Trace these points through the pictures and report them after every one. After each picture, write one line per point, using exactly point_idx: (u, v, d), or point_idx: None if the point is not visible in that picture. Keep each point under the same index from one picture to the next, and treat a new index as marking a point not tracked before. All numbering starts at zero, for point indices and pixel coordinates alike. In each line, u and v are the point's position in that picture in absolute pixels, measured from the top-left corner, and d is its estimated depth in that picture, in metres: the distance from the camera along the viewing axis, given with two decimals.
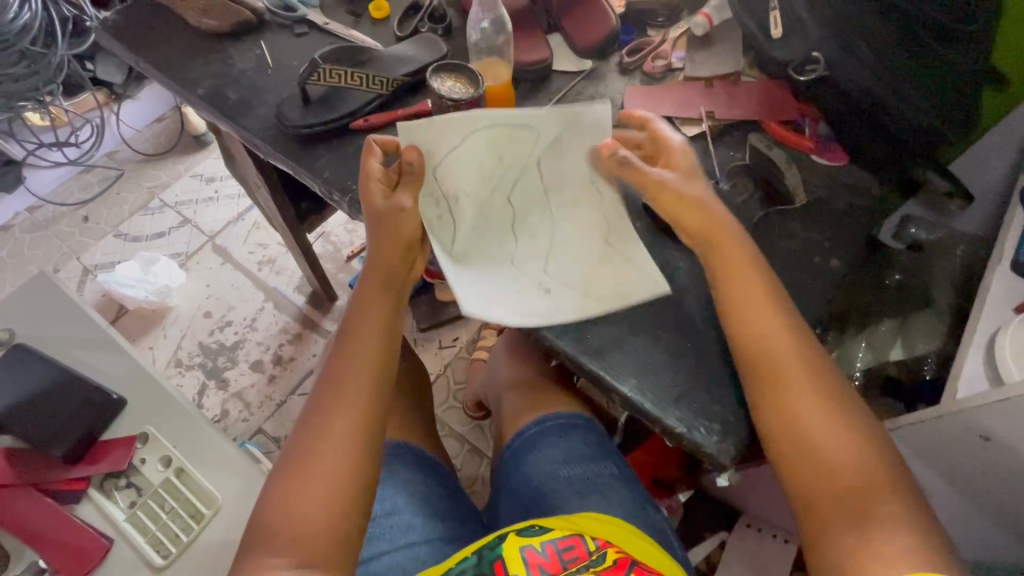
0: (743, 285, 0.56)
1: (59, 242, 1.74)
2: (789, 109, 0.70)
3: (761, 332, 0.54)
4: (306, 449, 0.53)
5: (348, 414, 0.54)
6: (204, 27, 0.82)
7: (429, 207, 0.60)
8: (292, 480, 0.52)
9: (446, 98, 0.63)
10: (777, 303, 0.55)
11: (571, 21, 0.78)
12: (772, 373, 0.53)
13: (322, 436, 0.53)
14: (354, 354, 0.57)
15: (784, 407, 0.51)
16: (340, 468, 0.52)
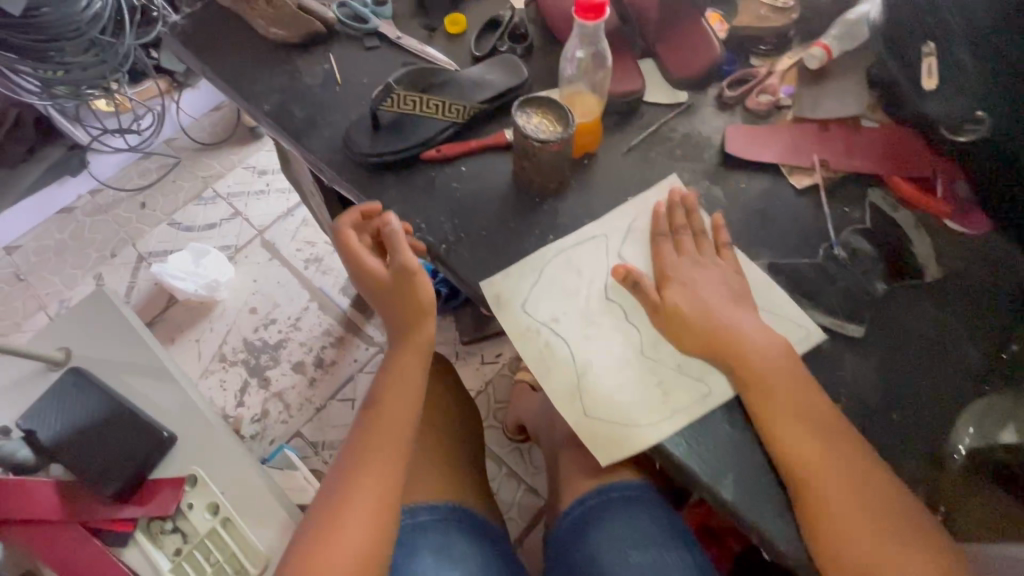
0: (769, 403, 0.50)
1: (117, 227, 1.78)
2: (920, 163, 0.61)
3: (795, 445, 0.48)
4: (337, 500, 0.58)
5: (383, 472, 0.60)
6: (273, 37, 0.78)
7: (529, 341, 0.56)
8: (316, 531, 0.56)
9: (533, 138, 0.57)
10: (807, 412, 0.49)
11: (668, 47, 0.70)
12: (811, 489, 0.47)
13: (353, 490, 0.58)
14: (390, 417, 0.62)
15: (850, 539, 0.46)
16: (366, 514, 0.57)
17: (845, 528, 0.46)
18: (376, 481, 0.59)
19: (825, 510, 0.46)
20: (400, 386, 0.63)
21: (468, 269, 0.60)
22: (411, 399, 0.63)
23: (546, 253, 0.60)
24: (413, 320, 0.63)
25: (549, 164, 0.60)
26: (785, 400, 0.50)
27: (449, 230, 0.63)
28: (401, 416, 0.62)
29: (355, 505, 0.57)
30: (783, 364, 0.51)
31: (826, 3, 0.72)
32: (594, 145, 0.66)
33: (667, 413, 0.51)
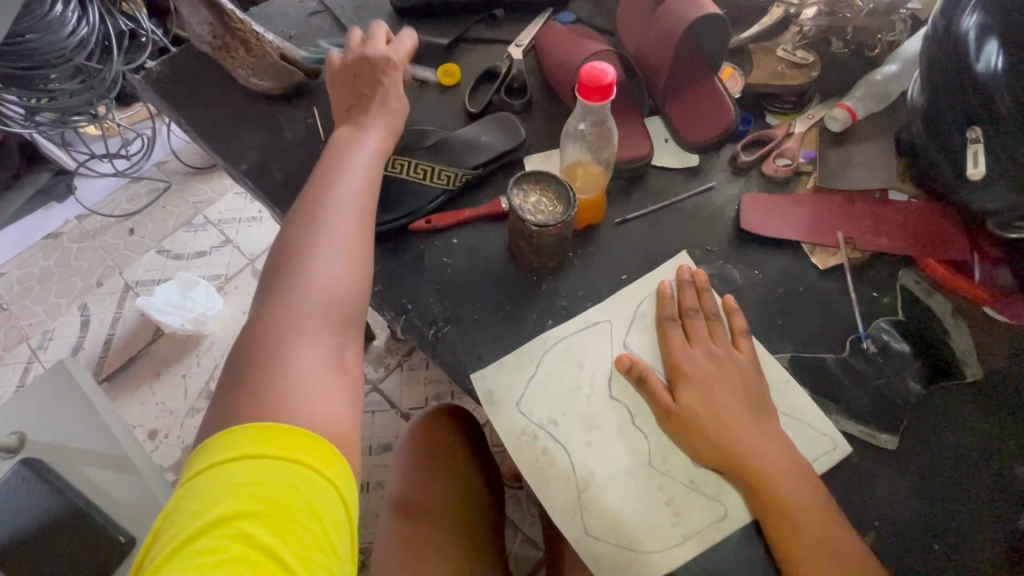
0: (791, 528, 0.43)
1: (103, 255, 1.72)
2: (956, 245, 0.56)
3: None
4: (309, 255, 0.50)
5: (345, 272, 0.51)
6: (254, 87, 0.73)
7: (525, 448, 0.50)
8: (275, 322, 0.48)
9: (529, 221, 0.51)
10: (835, 534, 0.43)
11: (678, 106, 0.65)
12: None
13: (319, 276, 0.50)
14: (353, 202, 0.54)
15: None
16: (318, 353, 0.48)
17: None
18: (346, 248, 0.51)
19: None
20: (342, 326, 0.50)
21: (457, 359, 0.55)
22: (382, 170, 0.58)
23: (543, 344, 0.54)
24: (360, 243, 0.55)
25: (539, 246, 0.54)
26: (807, 539, 0.43)
27: (437, 313, 0.57)
28: (365, 201, 0.55)
29: (324, 279, 0.50)
30: (808, 490, 0.44)
31: (849, 59, 0.66)
32: (599, 217, 0.61)
33: (676, 540, 0.46)
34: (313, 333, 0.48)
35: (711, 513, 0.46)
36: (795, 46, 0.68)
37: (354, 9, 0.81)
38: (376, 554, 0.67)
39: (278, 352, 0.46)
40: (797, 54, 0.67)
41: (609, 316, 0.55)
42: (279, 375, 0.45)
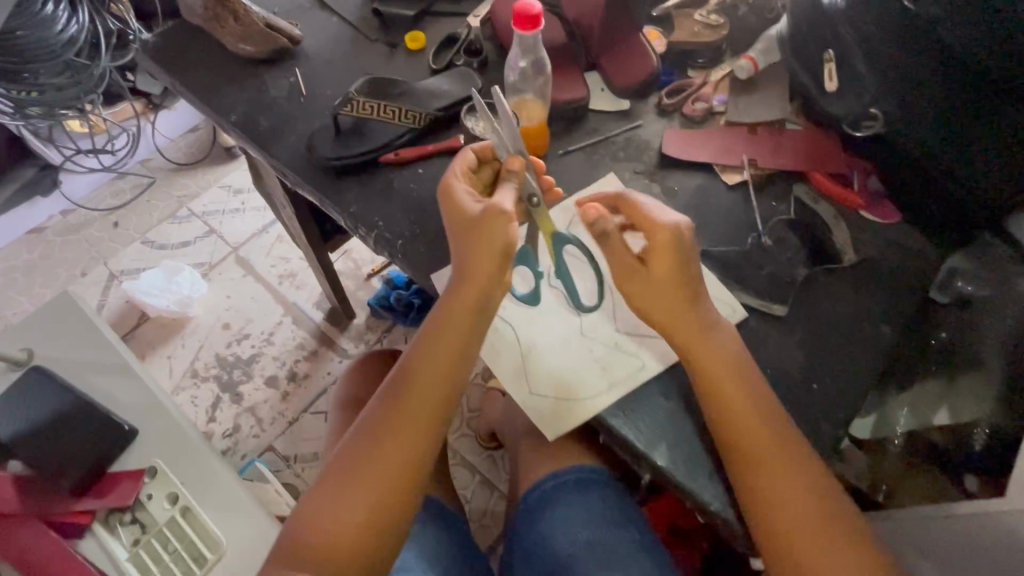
0: (714, 371, 0.52)
1: (88, 246, 1.76)
2: (838, 160, 0.67)
3: (737, 414, 0.51)
4: (401, 394, 0.55)
5: (432, 396, 0.55)
6: (241, 52, 0.82)
7: None
8: (374, 433, 0.54)
9: (480, 137, 0.62)
10: (744, 375, 0.53)
11: (611, 60, 0.76)
12: (742, 435, 0.51)
13: (397, 419, 0.54)
14: (433, 345, 0.55)
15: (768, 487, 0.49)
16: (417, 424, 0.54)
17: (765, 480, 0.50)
18: (420, 407, 0.54)
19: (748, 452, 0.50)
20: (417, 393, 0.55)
21: (423, 263, 0.64)
22: (475, 295, 0.54)
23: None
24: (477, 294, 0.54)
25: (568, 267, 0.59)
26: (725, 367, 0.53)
27: (405, 228, 0.66)
28: (442, 344, 0.55)
29: (410, 391, 0.55)
30: (731, 348, 0.54)
31: (753, 20, 0.78)
32: (544, 148, 0.71)
33: (601, 388, 0.55)
34: (406, 427, 0.54)
35: (633, 365, 0.57)
36: (710, 10, 0.80)
37: None
38: None
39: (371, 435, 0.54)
40: (711, 17, 0.79)
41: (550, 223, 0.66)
42: (375, 458, 0.53)
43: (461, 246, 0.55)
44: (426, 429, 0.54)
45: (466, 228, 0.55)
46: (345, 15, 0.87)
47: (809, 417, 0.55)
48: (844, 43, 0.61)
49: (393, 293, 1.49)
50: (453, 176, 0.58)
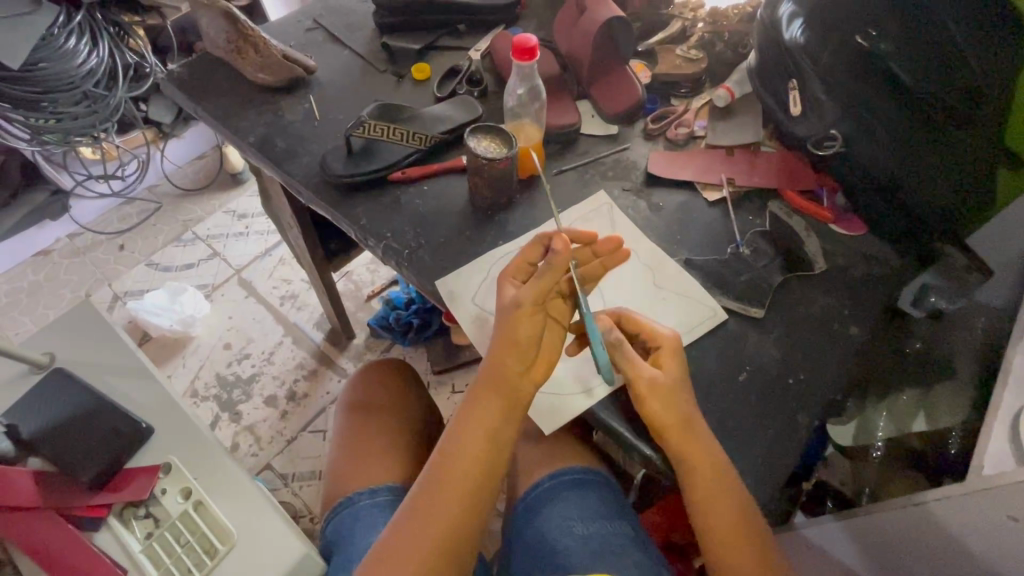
0: (683, 440, 0.54)
1: (93, 268, 1.79)
2: (807, 179, 0.74)
3: (698, 484, 0.53)
4: (443, 473, 0.57)
5: (471, 468, 0.57)
6: (260, 81, 0.88)
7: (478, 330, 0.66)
8: (418, 512, 0.57)
9: (482, 156, 0.68)
10: (708, 442, 0.54)
11: (600, 89, 0.83)
12: (688, 446, 0.54)
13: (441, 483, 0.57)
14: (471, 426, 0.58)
15: (712, 493, 0.54)
16: (464, 482, 0.57)
17: (709, 490, 0.53)
18: (461, 484, 0.57)
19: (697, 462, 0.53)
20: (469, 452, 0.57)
21: (428, 271, 0.69)
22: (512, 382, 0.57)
23: (496, 252, 0.70)
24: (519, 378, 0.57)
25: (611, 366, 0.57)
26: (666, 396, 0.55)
27: (411, 238, 0.72)
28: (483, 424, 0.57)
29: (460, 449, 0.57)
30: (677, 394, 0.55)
31: (728, 55, 0.87)
32: (539, 168, 0.77)
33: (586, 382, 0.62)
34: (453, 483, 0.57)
35: None
36: (690, 46, 0.88)
37: (343, 24, 0.98)
38: (338, 463, 0.79)
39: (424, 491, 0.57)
40: (691, 52, 0.87)
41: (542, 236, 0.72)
42: (422, 505, 0.56)
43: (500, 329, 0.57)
44: (464, 509, 0.56)
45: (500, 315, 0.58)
46: (355, 49, 0.95)
47: (786, 410, 0.60)
48: (803, 71, 0.66)
49: (393, 313, 1.53)
50: (504, 275, 0.61)
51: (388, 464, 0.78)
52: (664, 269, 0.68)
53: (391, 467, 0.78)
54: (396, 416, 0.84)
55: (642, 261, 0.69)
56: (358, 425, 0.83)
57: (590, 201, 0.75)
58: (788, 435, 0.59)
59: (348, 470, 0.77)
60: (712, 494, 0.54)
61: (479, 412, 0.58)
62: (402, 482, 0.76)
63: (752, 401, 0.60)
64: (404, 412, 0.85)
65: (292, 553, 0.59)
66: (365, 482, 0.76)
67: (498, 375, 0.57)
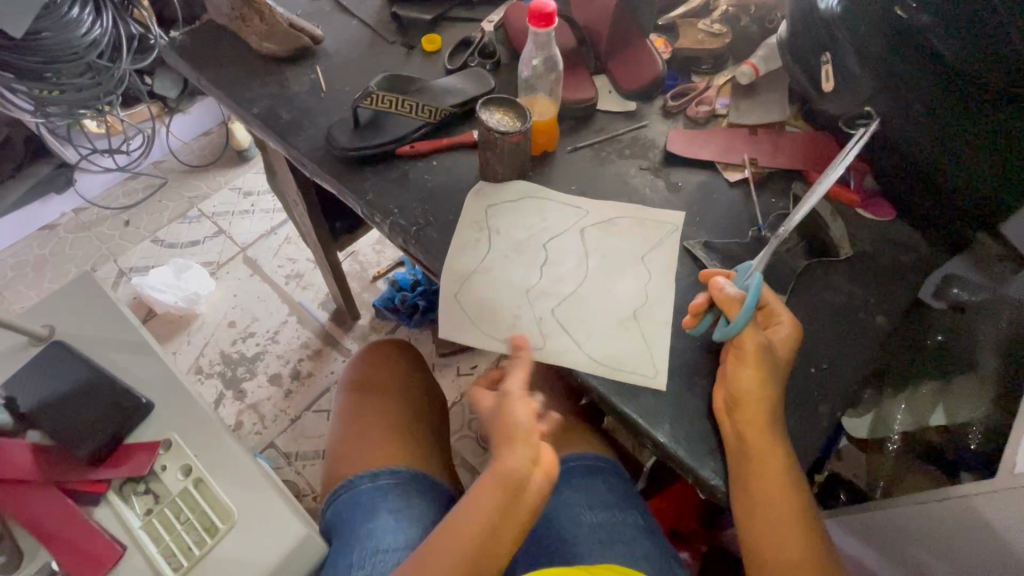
0: (752, 416, 0.52)
1: (98, 243, 1.77)
2: (835, 159, 0.71)
3: (759, 465, 0.51)
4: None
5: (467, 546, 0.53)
6: (264, 50, 0.85)
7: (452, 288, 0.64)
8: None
9: (494, 129, 0.65)
10: (770, 417, 0.53)
11: (618, 64, 0.80)
12: (751, 415, 0.52)
13: (437, 555, 0.53)
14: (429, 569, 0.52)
15: (764, 471, 0.52)
16: (457, 552, 0.53)
17: (761, 467, 0.52)
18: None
19: (755, 434, 0.52)
20: (465, 529, 0.54)
21: (436, 249, 0.67)
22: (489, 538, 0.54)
23: (512, 202, 0.70)
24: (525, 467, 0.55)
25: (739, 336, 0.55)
26: (752, 367, 0.54)
27: (419, 215, 0.69)
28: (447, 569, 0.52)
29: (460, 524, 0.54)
30: (763, 367, 0.54)
31: (754, 30, 0.82)
32: (553, 144, 0.74)
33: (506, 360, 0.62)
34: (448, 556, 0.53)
35: (586, 354, 0.60)
36: (713, 20, 0.84)
37: None
38: (339, 441, 0.77)
39: (423, 562, 0.53)
40: (714, 26, 0.83)
41: (552, 216, 0.69)
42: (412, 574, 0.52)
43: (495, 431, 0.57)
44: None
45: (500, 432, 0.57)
46: (364, 19, 0.91)
47: (807, 401, 0.58)
48: (839, 45, 0.64)
49: (398, 295, 1.51)
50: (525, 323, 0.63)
51: (392, 445, 0.76)
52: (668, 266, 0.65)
53: (394, 447, 0.75)
54: (405, 403, 0.82)
55: (646, 260, 0.66)
56: (360, 404, 0.81)
57: (643, 191, 0.71)
58: (807, 426, 0.57)
59: (350, 452, 0.75)
60: (765, 472, 0.52)
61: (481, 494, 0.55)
62: (403, 465, 0.74)
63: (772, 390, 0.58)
64: (408, 392, 0.84)
65: (292, 536, 0.58)
66: (366, 465, 0.74)
67: (500, 464, 0.55)
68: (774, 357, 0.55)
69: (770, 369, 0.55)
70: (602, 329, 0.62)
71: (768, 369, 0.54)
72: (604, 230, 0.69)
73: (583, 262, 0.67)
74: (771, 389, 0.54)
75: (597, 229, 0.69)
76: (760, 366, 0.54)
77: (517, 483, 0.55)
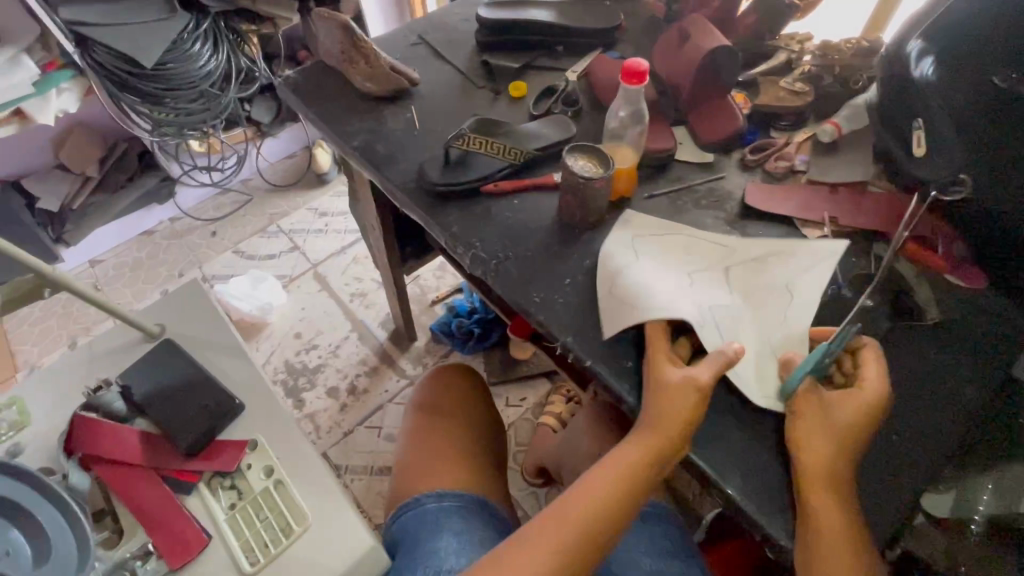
0: (814, 460, 0.54)
1: (188, 251, 1.94)
2: (925, 224, 0.68)
3: (829, 547, 0.50)
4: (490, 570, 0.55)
5: (614, 484, 0.58)
6: (367, 90, 0.94)
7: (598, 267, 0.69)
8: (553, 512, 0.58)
9: (579, 175, 0.69)
10: (836, 472, 0.54)
11: (697, 117, 0.83)
12: (817, 459, 0.54)
13: (588, 492, 0.58)
14: (530, 550, 0.56)
15: (824, 518, 0.51)
16: (608, 490, 0.57)
17: (822, 512, 0.52)
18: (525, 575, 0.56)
19: (818, 476, 0.53)
20: (617, 472, 0.58)
21: (514, 283, 0.70)
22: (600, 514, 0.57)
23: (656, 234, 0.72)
24: (681, 434, 0.56)
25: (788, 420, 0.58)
26: (828, 423, 0.55)
27: (500, 250, 0.73)
28: (539, 557, 0.55)
29: (612, 470, 0.58)
30: (845, 420, 0.55)
31: (837, 89, 0.83)
32: (631, 190, 0.77)
33: (634, 378, 0.63)
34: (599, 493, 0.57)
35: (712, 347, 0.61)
36: (794, 79, 0.86)
37: (446, 41, 1.03)
38: (404, 460, 0.80)
39: (572, 499, 0.58)
40: (796, 85, 0.85)
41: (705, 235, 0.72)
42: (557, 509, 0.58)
43: (660, 398, 0.56)
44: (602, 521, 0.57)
45: (654, 405, 0.57)
46: (456, 65, 0.99)
47: None
48: (932, 113, 0.64)
49: (456, 320, 1.55)
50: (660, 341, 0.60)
51: (453, 469, 0.78)
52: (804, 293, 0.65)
53: (456, 472, 0.77)
54: (465, 429, 0.84)
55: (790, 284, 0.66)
56: (425, 424, 0.84)
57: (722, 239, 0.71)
58: None
59: (413, 472, 0.78)
60: (826, 517, 0.51)
61: (638, 442, 0.57)
62: (463, 488, 0.76)
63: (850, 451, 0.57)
64: (469, 419, 0.86)
65: (361, 545, 0.61)
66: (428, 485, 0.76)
67: (667, 424, 0.55)
68: (834, 423, 0.55)
69: (853, 430, 0.55)
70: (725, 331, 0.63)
71: (849, 427, 0.55)
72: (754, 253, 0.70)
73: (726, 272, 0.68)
74: (848, 446, 0.55)
75: (755, 257, 0.69)
76: (841, 423, 0.55)
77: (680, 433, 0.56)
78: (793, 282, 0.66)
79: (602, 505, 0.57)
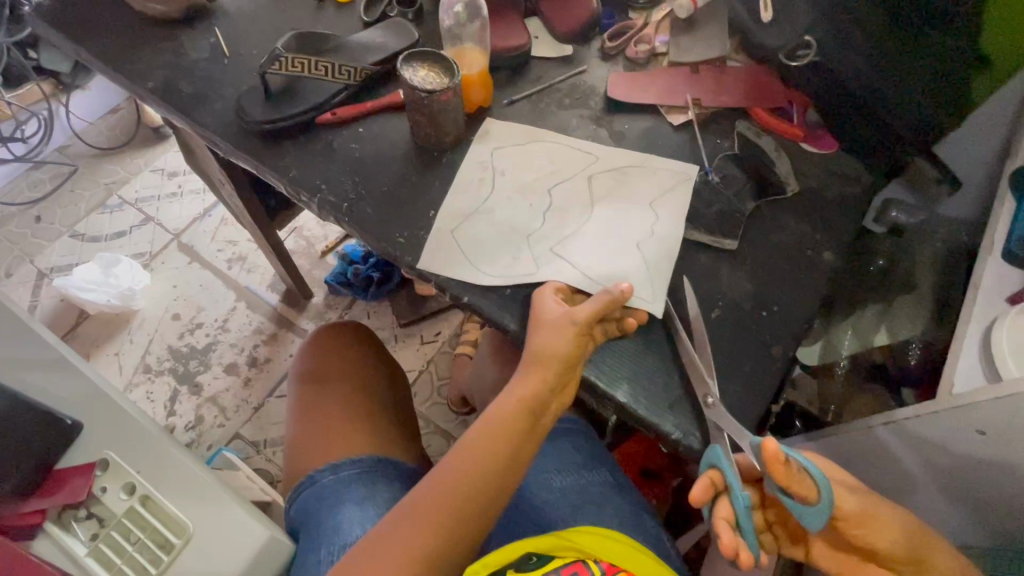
0: (868, 521, 0.50)
1: (9, 244, 1.60)
2: (777, 95, 0.69)
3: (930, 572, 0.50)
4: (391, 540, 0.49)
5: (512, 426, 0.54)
6: (151, 12, 0.75)
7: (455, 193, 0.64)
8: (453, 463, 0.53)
9: (419, 89, 0.60)
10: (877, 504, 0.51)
11: (548, 4, 0.74)
12: (862, 513, 0.50)
13: (487, 440, 0.53)
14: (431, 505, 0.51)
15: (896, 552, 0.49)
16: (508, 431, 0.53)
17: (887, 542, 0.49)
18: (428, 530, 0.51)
19: (871, 526, 0.50)
20: (509, 411, 0.54)
21: (373, 225, 0.62)
22: (507, 458, 0.53)
23: (510, 145, 0.67)
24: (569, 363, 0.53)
25: (742, 509, 0.51)
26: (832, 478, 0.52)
27: (350, 190, 0.64)
28: (443, 512, 0.50)
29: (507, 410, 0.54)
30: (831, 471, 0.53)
31: None
32: (487, 101, 0.69)
33: (512, 306, 0.59)
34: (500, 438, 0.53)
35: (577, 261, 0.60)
36: None
37: None
38: (299, 438, 0.75)
39: (470, 448, 0.53)
40: None
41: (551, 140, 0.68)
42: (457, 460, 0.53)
43: (543, 332, 0.54)
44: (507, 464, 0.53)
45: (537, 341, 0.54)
46: None
47: (761, 339, 0.58)
48: None
49: (351, 268, 1.45)
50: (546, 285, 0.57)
51: (352, 437, 0.74)
52: (656, 175, 0.66)
53: (357, 439, 0.73)
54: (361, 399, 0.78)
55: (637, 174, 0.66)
56: (317, 396, 0.78)
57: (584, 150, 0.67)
58: (762, 370, 0.57)
59: (311, 446, 0.73)
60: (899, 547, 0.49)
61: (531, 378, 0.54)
62: (366, 451, 0.72)
63: (726, 335, 0.58)
64: (365, 383, 0.80)
65: (257, 540, 0.57)
66: (328, 457, 0.72)
67: (555, 350, 0.53)
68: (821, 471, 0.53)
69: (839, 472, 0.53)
70: (585, 238, 0.62)
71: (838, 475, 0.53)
72: (596, 138, 0.68)
73: (579, 176, 0.66)
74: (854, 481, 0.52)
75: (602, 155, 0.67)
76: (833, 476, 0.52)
77: (569, 361, 0.53)
78: (640, 174, 0.66)
79: (501, 448, 0.53)
